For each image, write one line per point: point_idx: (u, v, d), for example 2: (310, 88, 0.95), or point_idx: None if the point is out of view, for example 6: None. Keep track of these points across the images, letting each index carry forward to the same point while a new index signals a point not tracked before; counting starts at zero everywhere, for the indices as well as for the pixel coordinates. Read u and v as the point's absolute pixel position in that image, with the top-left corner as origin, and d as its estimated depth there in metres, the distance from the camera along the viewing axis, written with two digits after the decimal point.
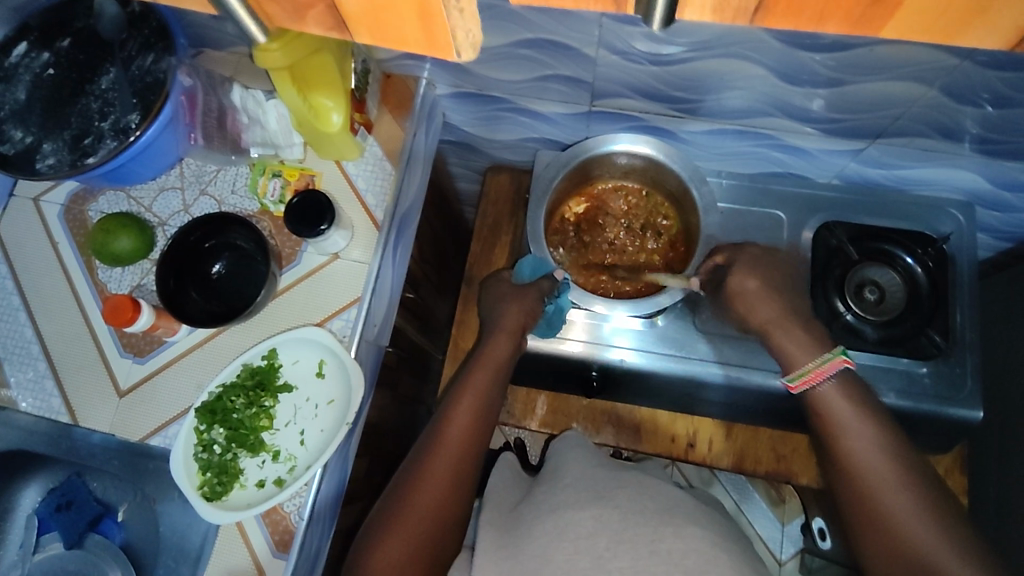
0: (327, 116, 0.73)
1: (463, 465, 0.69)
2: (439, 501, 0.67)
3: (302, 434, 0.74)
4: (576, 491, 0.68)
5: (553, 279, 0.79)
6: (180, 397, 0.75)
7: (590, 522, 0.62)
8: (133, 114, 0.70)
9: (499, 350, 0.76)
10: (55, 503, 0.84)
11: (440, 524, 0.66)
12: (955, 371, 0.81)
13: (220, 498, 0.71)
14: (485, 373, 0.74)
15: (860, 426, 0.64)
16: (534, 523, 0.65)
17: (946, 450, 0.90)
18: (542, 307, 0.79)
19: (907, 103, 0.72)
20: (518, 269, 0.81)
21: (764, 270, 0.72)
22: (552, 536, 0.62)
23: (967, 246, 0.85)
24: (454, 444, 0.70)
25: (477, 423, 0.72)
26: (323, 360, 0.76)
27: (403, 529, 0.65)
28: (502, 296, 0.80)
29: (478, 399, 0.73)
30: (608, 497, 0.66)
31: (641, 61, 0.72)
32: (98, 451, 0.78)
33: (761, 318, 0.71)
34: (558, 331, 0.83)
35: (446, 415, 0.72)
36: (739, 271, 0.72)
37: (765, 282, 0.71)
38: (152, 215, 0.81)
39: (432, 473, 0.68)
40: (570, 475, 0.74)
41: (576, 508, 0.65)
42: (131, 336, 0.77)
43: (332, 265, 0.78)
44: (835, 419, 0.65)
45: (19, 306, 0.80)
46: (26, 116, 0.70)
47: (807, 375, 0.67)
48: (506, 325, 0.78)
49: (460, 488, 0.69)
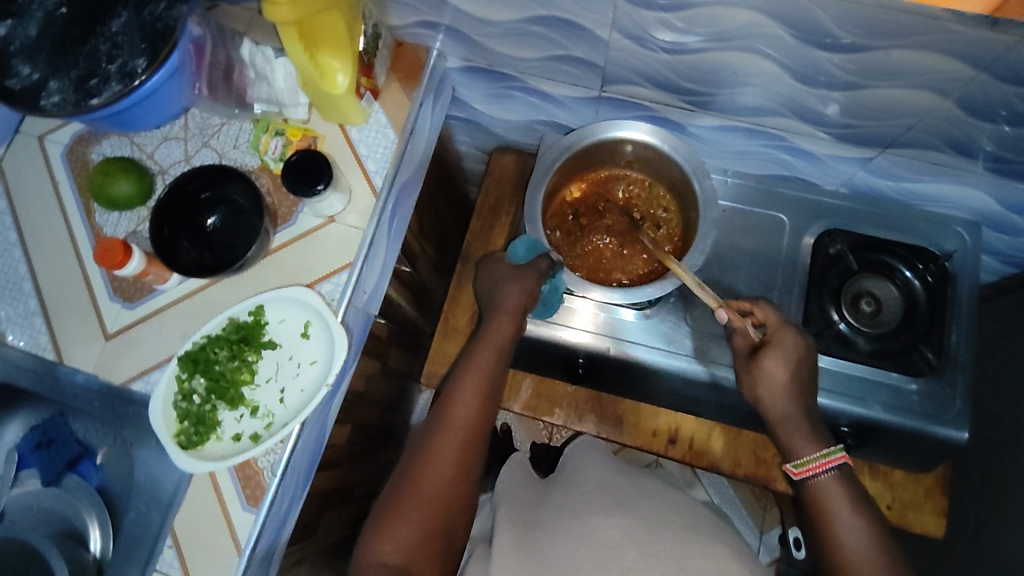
0: (333, 77, 0.71)
1: (469, 448, 0.69)
2: (444, 485, 0.66)
3: (282, 392, 0.74)
4: (601, 501, 0.71)
5: (551, 259, 0.77)
6: (165, 345, 0.76)
7: (616, 532, 0.65)
8: (140, 60, 0.69)
9: (503, 330, 0.75)
10: (35, 440, 0.85)
11: (447, 508, 0.66)
12: (946, 390, 0.80)
13: (195, 448, 0.72)
14: (487, 354, 0.73)
15: (848, 513, 0.65)
16: (556, 528, 0.68)
17: (929, 471, 0.89)
18: (540, 286, 0.78)
19: (921, 113, 0.70)
20: (515, 248, 0.80)
21: (798, 354, 0.71)
22: (578, 546, 0.63)
23: (970, 265, 0.84)
24: (458, 426, 0.69)
25: (481, 403, 0.71)
26: (309, 321, 0.75)
27: (411, 512, 0.64)
28: (500, 278, 0.79)
29: (481, 380, 0.72)
30: (632, 508, 0.70)
31: (653, 48, 0.71)
32: (80, 392, 0.78)
33: (771, 385, 0.70)
34: (555, 313, 0.84)
35: (451, 395, 0.71)
36: (772, 351, 0.70)
37: (793, 371, 0.70)
38: (153, 163, 0.82)
39: (437, 455, 0.67)
40: (587, 484, 0.76)
41: (604, 517, 0.67)
42: (122, 281, 0.78)
43: (327, 228, 0.78)
44: (827, 498, 0.66)
45: (15, 243, 0.81)
46: (35, 53, 0.70)
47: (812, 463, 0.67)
48: (507, 305, 0.76)
49: (465, 471, 0.68)
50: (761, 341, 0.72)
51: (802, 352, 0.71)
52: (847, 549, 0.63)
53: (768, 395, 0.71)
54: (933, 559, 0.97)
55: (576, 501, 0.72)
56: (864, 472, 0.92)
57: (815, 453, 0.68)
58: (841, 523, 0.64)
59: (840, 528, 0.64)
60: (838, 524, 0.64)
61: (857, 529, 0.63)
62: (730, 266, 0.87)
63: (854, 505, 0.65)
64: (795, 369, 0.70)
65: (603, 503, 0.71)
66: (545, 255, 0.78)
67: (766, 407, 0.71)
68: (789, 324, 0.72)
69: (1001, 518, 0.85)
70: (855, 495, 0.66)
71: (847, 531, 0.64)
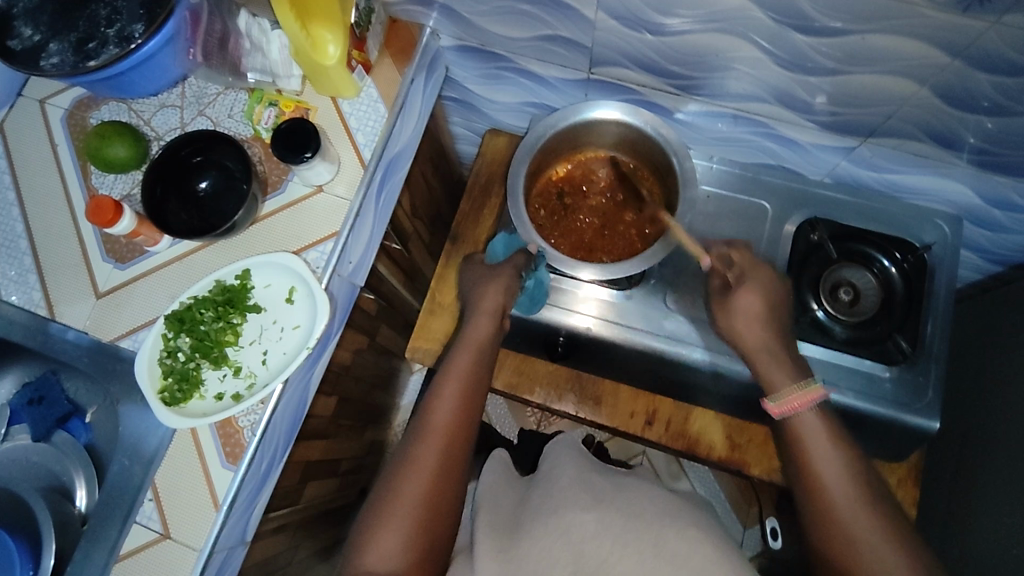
0: (324, 48, 0.73)
1: (450, 454, 0.70)
2: (428, 487, 0.68)
3: (264, 354, 0.76)
4: (577, 494, 0.71)
5: (528, 254, 0.80)
6: (153, 305, 0.78)
7: (592, 525, 0.65)
8: (138, 25, 0.73)
9: (482, 330, 0.77)
10: (27, 396, 0.88)
11: (434, 510, 0.67)
12: (919, 379, 0.81)
13: (179, 405, 0.74)
14: (466, 357, 0.75)
15: (828, 451, 0.67)
16: (534, 524, 0.69)
17: (900, 459, 0.89)
18: (520, 282, 0.81)
19: (900, 101, 0.71)
20: (491, 249, 0.88)
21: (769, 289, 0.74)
22: (556, 542, 0.64)
23: (950, 258, 0.84)
24: (439, 433, 0.70)
25: (463, 405, 0.72)
26: (293, 287, 0.77)
27: (393, 522, 0.65)
28: (483, 279, 0.82)
29: (462, 382, 0.73)
30: (607, 502, 0.70)
31: (641, 30, 0.72)
32: (70, 349, 0.80)
33: (755, 339, 0.73)
34: (541, 308, 0.86)
35: (434, 399, 0.73)
36: (744, 288, 0.73)
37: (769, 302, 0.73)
38: (150, 129, 0.83)
39: (423, 457, 0.69)
40: (563, 479, 0.77)
41: (579, 511, 0.67)
42: (115, 242, 0.80)
43: (315, 197, 0.79)
44: (806, 436, 0.68)
45: (13, 202, 0.83)
46: (38, 16, 0.74)
47: (788, 401, 0.69)
48: (486, 306, 0.79)
49: (449, 473, 0.69)
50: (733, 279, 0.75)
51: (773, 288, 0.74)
52: (829, 496, 0.65)
53: (740, 332, 0.73)
54: None
55: (552, 497, 0.72)
56: None
57: (791, 387, 0.70)
58: (825, 466, 0.66)
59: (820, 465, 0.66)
60: (827, 489, 0.65)
61: (840, 482, 0.65)
62: None
63: (833, 441, 0.67)
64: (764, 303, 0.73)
65: (577, 494, 0.71)
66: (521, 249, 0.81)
67: (744, 348, 0.74)
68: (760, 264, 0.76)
69: (969, 509, 0.87)
70: (843, 455, 0.67)
71: (829, 477, 0.66)
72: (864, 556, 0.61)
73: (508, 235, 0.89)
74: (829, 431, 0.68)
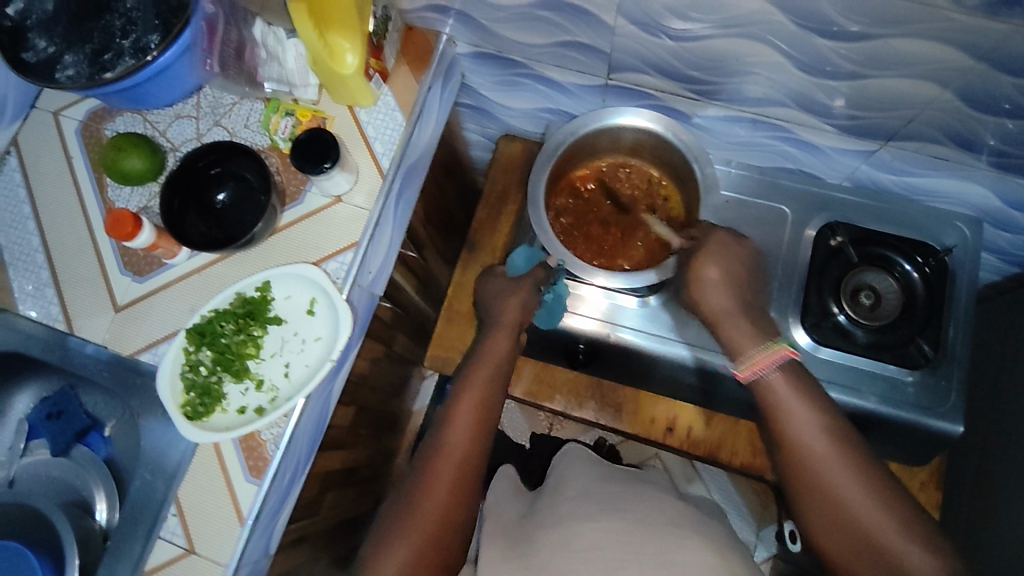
0: (342, 56, 0.72)
1: (466, 467, 0.70)
2: (444, 500, 0.68)
3: (286, 367, 0.75)
4: (584, 506, 0.72)
5: (546, 269, 0.82)
6: (173, 319, 0.77)
7: (597, 533, 0.65)
8: (155, 35, 0.72)
9: (499, 344, 0.78)
10: (45, 412, 0.87)
11: (447, 526, 0.68)
12: (941, 383, 0.81)
13: (201, 419, 0.73)
14: (485, 369, 0.75)
15: (800, 406, 0.65)
16: (542, 536, 0.69)
17: (922, 462, 0.89)
18: (539, 296, 0.82)
19: (922, 104, 0.71)
20: (513, 262, 0.88)
21: (731, 257, 0.72)
22: (559, 551, 0.65)
23: (971, 261, 0.84)
24: (456, 446, 0.70)
25: (479, 420, 0.72)
26: (315, 298, 0.77)
27: (408, 534, 0.66)
28: (500, 295, 0.83)
29: (479, 396, 0.74)
30: (618, 510, 0.70)
31: (658, 34, 0.71)
32: (89, 363, 0.80)
33: (713, 307, 0.71)
34: (561, 321, 0.86)
35: (450, 414, 0.73)
36: (703, 252, 0.71)
37: (728, 271, 0.71)
38: (165, 140, 0.83)
39: (438, 472, 0.69)
40: (573, 492, 0.77)
41: (585, 520, 0.68)
42: (133, 255, 0.79)
43: (335, 208, 0.79)
44: (774, 394, 0.67)
45: (29, 215, 0.82)
46: (51, 28, 0.73)
47: (752, 363, 0.68)
48: (505, 320, 0.80)
49: (466, 486, 0.69)
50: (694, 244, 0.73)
51: (734, 255, 0.72)
52: (804, 449, 0.64)
53: (702, 295, 0.71)
54: None
55: (560, 510, 0.73)
56: None
57: (755, 351, 0.68)
58: (798, 422, 0.65)
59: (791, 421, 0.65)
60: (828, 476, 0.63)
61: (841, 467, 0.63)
62: None
63: (799, 393, 0.66)
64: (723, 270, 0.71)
65: (588, 506, 0.72)
66: (540, 264, 0.83)
67: (707, 311, 0.72)
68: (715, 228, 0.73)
69: (991, 512, 0.87)
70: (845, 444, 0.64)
71: (804, 430, 0.65)
72: (848, 504, 0.61)
73: (529, 247, 0.89)
74: (794, 385, 0.66)
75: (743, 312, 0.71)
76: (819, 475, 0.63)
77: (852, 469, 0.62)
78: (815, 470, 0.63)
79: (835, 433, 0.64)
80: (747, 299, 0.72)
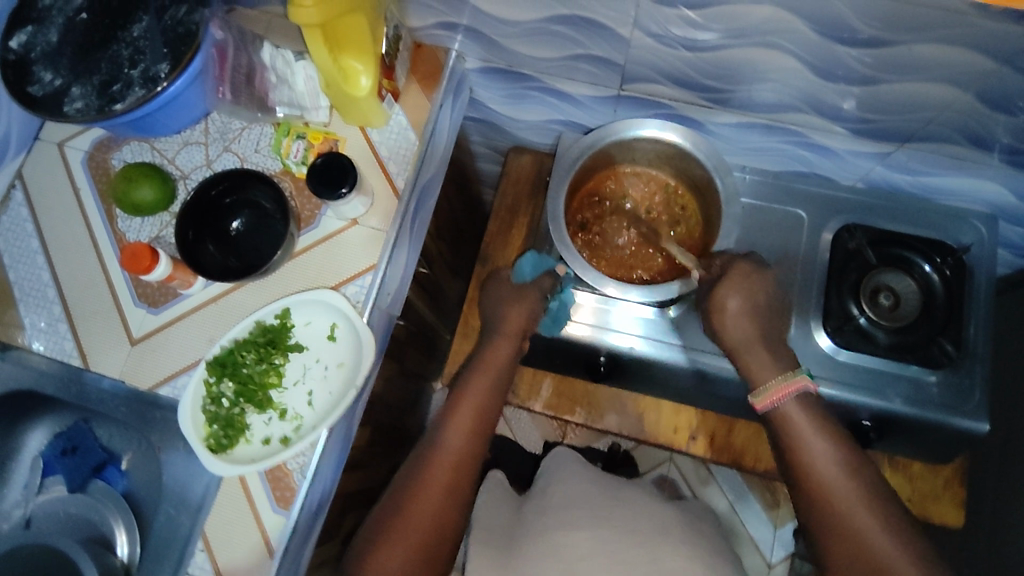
0: (356, 79, 0.71)
1: (462, 469, 0.72)
2: (439, 501, 0.70)
3: (309, 395, 0.75)
4: (570, 512, 0.76)
5: (552, 278, 0.83)
6: (191, 350, 0.76)
7: (585, 543, 0.70)
8: (163, 64, 0.70)
9: (499, 354, 0.80)
10: (61, 446, 0.87)
11: (436, 533, 0.70)
12: (964, 382, 0.80)
13: (225, 451, 0.72)
14: (485, 376, 0.78)
15: (815, 436, 0.68)
16: (528, 542, 0.73)
17: (946, 461, 0.89)
18: (543, 304, 0.83)
19: (940, 107, 0.71)
20: (519, 268, 0.86)
21: (750, 288, 0.73)
22: (548, 559, 0.69)
23: (988, 258, 0.84)
24: (452, 450, 0.73)
25: (474, 428, 0.74)
26: (335, 323, 0.76)
27: (402, 535, 0.68)
28: (502, 299, 0.84)
29: (477, 405, 0.76)
30: (603, 518, 0.75)
31: (673, 45, 0.71)
32: (107, 397, 0.79)
33: (734, 339, 0.73)
34: (563, 329, 0.83)
35: (446, 421, 0.75)
36: (726, 283, 0.73)
37: (747, 302, 0.73)
38: (175, 168, 0.81)
39: (432, 479, 0.71)
40: (559, 497, 0.81)
41: (573, 529, 0.72)
42: (147, 287, 0.78)
43: (350, 231, 0.78)
44: (793, 424, 0.69)
45: (37, 249, 0.81)
46: (57, 60, 0.72)
47: (771, 392, 0.70)
48: (507, 327, 0.81)
49: (459, 487, 0.72)
50: (717, 275, 0.74)
51: (756, 286, 0.74)
52: (817, 470, 0.67)
53: (722, 326, 0.73)
54: (954, 550, 0.98)
55: (547, 515, 0.77)
56: (884, 466, 0.92)
57: (772, 381, 0.71)
58: (813, 452, 0.68)
59: (810, 453, 0.67)
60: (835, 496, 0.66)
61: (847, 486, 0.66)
62: None
63: (815, 425, 0.69)
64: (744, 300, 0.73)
65: (575, 512, 0.76)
66: (548, 273, 0.84)
67: (726, 342, 0.74)
68: (738, 258, 0.75)
69: (1014, 507, 0.87)
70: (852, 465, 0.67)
71: (817, 453, 0.67)
72: (860, 532, 0.64)
73: (536, 253, 0.87)
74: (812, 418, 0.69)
75: (763, 344, 0.73)
76: (832, 504, 0.66)
77: (864, 499, 0.65)
78: (830, 499, 0.66)
79: (847, 464, 0.67)
80: (768, 329, 0.74)
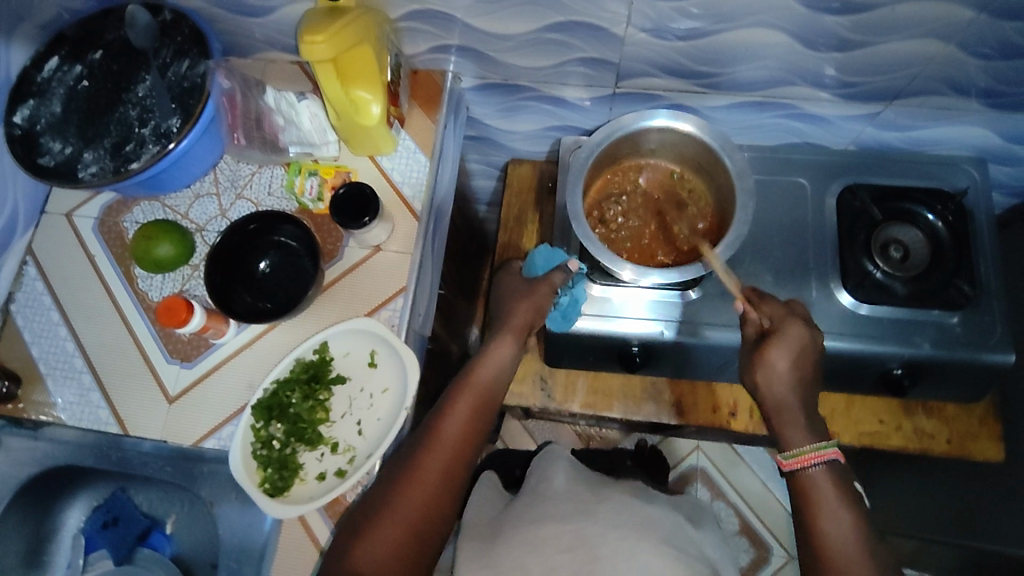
0: (367, 108, 0.73)
1: (456, 467, 0.69)
2: (426, 496, 0.67)
3: (359, 425, 0.74)
4: (557, 505, 0.76)
5: (564, 272, 0.80)
6: (234, 397, 0.76)
7: (570, 534, 0.70)
8: (174, 119, 0.74)
9: (504, 350, 0.76)
10: (101, 520, 0.88)
11: (420, 532, 0.66)
12: (985, 319, 0.83)
13: (282, 493, 0.71)
14: (484, 371, 0.75)
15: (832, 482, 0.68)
16: (511, 533, 0.73)
17: (979, 399, 0.90)
18: (553, 298, 0.80)
19: (923, 61, 0.75)
20: (531, 261, 0.83)
21: (802, 352, 0.71)
22: (532, 556, 0.68)
23: (984, 200, 0.88)
24: (444, 446, 0.69)
25: (471, 423, 0.71)
26: (373, 350, 0.76)
27: (384, 530, 0.64)
28: (513, 294, 0.81)
29: (474, 400, 0.73)
30: (591, 507, 0.74)
31: (667, 36, 0.74)
32: (150, 459, 0.77)
33: (774, 395, 0.70)
34: (590, 324, 0.84)
35: (441, 416, 0.71)
36: (776, 343, 0.70)
37: (795, 365, 0.70)
38: (190, 222, 0.81)
39: (424, 474, 0.67)
40: (554, 488, 0.80)
41: (561, 519, 0.72)
42: (177, 342, 0.78)
43: (374, 257, 0.78)
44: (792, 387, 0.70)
45: (58, 321, 0.80)
46: (64, 130, 0.74)
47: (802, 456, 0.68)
48: (513, 322, 0.77)
49: (452, 483, 0.68)
50: (769, 329, 0.72)
51: (806, 350, 0.71)
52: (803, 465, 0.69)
53: (769, 384, 0.70)
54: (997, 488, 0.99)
55: (535, 505, 0.77)
56: (919, 412, 0.94)
57: (804, 445, 0.69)
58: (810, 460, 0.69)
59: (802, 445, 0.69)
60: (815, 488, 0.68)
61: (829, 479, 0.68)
62: (765, 237, 0.88)
63: (845, 496, 0.67)
64: (796, 364, 0.70)
65: (568, 504, 0.76)
66: (558, 268, 0.80)
67: (765, 397, 0.71)
68: (796, 318, 0.72)
69: None
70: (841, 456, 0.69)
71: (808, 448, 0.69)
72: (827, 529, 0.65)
73: (550, 246, 0.84)
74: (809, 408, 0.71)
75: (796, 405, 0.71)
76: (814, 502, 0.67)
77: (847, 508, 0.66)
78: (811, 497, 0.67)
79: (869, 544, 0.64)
80: (809, 390, 0.71)
